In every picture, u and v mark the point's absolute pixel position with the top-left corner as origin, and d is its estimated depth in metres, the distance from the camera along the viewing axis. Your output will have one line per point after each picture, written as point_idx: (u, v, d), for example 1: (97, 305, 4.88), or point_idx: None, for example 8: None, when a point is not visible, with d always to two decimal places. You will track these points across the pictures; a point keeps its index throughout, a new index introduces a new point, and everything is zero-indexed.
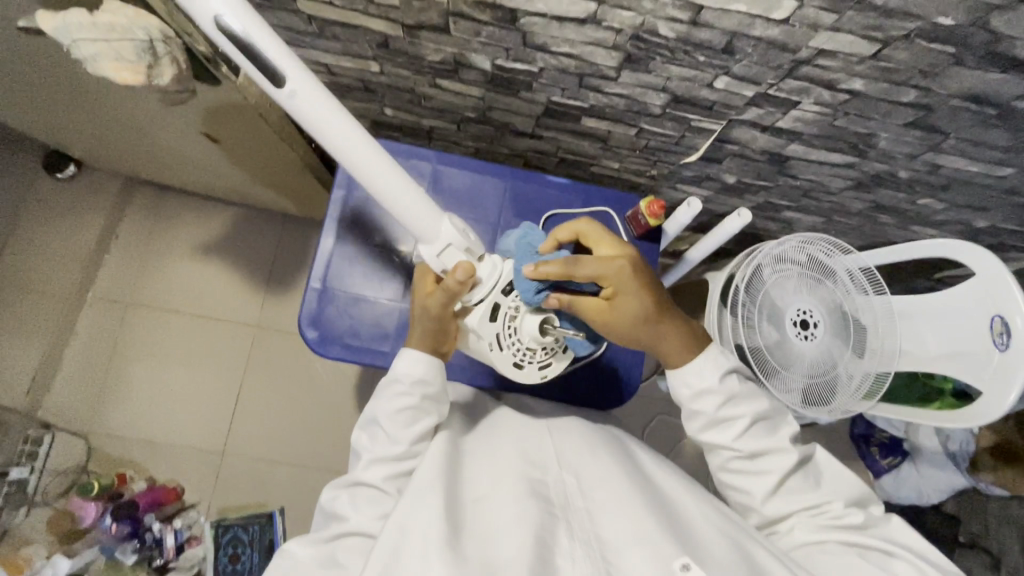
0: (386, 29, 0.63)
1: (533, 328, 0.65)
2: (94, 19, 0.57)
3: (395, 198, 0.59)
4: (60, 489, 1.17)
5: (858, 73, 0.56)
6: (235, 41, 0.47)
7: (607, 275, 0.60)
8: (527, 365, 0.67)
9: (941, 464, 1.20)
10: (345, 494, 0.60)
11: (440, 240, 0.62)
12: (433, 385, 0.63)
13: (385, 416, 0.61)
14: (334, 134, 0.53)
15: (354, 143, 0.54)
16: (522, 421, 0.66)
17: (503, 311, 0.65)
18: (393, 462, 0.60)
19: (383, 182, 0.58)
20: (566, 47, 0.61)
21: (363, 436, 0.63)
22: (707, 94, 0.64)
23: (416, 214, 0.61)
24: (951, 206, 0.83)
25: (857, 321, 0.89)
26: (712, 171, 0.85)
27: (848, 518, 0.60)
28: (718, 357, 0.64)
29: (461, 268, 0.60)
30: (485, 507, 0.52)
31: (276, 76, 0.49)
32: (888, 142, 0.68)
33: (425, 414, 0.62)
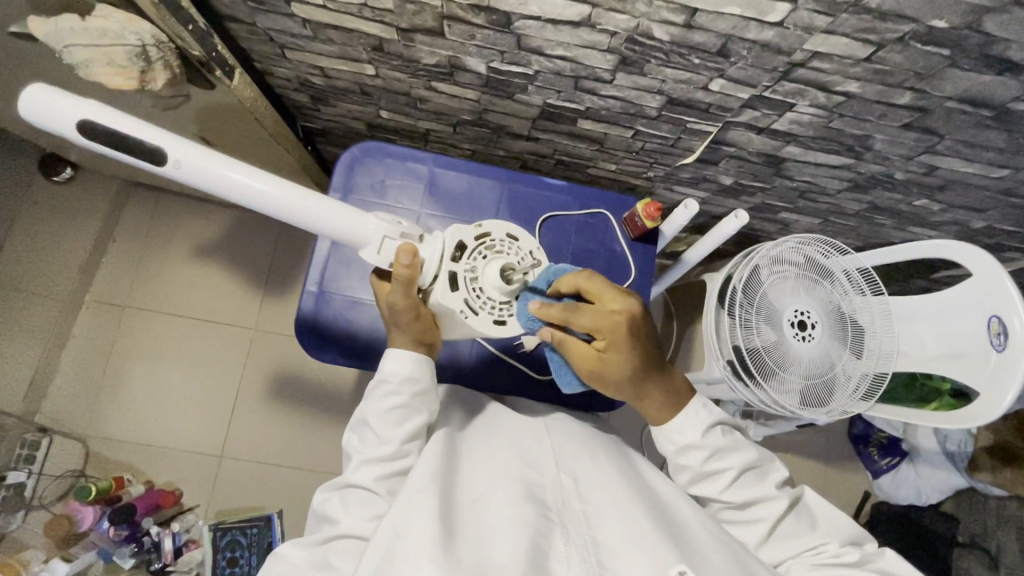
0: (380, 32, 0.63)
1: (495, 280, 0.60)
2: (87, 24, 0.56)
3: (309, 216, 0.58)
4: (58, 492, 1.18)
5: (853, 75, 0.56)
6: (112, 138, 0.52)
7: (600, 331, 0.57)
8: (510, 318, 0.61)
9: (940, 464, 1.22)
10: (337, 497, 0.59)
11: (373, 238, 0.60)
12: (421, 381, 0.62)
13: (375, 417, 0.61)
14: (220, 180, 0.55)
15: (239, 177, 0.55)
16: (518, 421, 0.66)
17: (461, 277, 0.60)
18: (383, 462, 0.60)
19: (282, 196, 0.57)
20: (561, 50, 0.60)
21: (354, 438, 0.62)
22: (702, 96, 0.64)
23: (337, 225, 0.59)
24: (948, 207, 0.83)
25: (855, 321, 0.89)
26: (708, 173, 0.85)
27: (844, 556, 0.59)
28: (702, 411, 0.63)
29: (404, 251, 0.58)
30: (482, 510, 0.51)
31: (152, 150, 0.53)
32: (884, 144, 0.68)
33: (415, 412, 0.62)
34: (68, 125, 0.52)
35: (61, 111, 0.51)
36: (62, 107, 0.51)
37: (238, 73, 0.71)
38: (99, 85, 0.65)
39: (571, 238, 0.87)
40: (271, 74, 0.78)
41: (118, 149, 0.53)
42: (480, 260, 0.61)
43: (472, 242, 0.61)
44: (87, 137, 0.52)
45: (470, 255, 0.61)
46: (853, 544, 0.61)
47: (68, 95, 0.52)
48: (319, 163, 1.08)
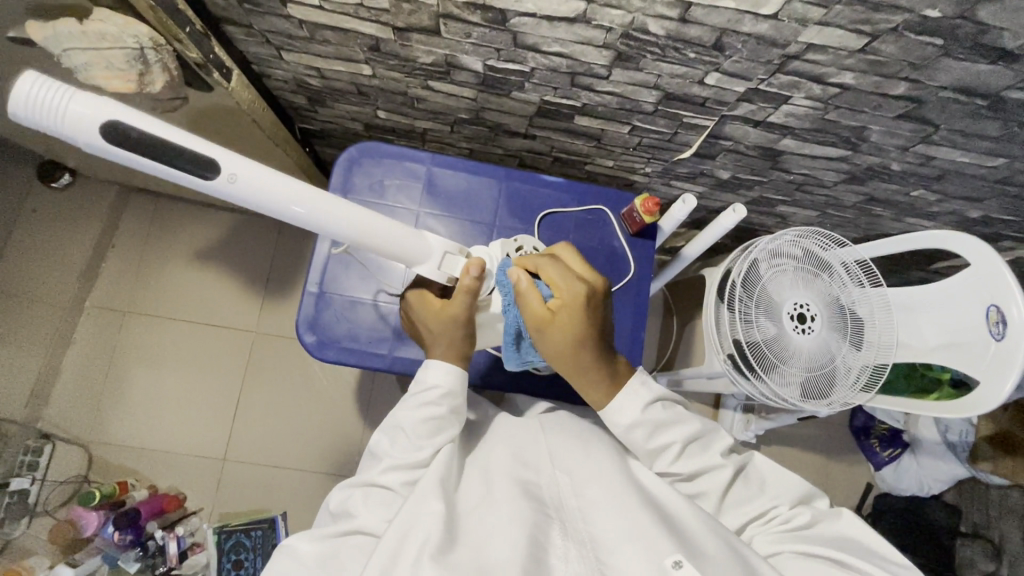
0: (377, 32, 0.63)
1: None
2: (84, 28, 0.56)
3: (367, 236, 0.52)
4: (61, 500, 1.17)
5: (848, 66, 0.56)
6: (142, 142, 0.42)
7: (565, 286, 0.61)
8: None
9: (942, 455, 1.22)
10: (359, 493, 0.59)
11: (435, 253, 0.59)
12: (458, 396, 0.63)
13: (411, 425, 0.60)
14: (281, 192, 0.47)
15: (301, 189, 0.48)
16: (517, 420, 0.66)
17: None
18: (408, 469, 0.59)
19: (345, 213, 0.51)
20: (557, 47, 0.61)
21: (384, 440, 0.61)
22: (699, 90, 0.65)
23: (397, 242, 0.54)
24: (944, 197, 0.83)
25: (854, 313, 0.90)
26: (705, 167, 0.85)
27: (795, 520, 0.59)
28: (641, 389, 0.63)
29: (474, 264, 0.59)
30: (480, 510, 0.52)
31: (201, 160, 0.44)
32: (879, 135, 0.68)
33: (449, 425, 0.61)
34: (82, 126, 0.40)
35: (75, 108, 0.40)
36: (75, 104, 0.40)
37: (235, 75, 0.71)
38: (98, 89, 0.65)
39: (569, 235, 0.87)
40: (268, 76, 0.78)
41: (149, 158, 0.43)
42: None
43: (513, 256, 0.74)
44: (107, 140, 0.41)
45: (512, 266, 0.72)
46: (803, 504, 0.61)
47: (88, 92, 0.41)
48: (318, 165, 1.08)
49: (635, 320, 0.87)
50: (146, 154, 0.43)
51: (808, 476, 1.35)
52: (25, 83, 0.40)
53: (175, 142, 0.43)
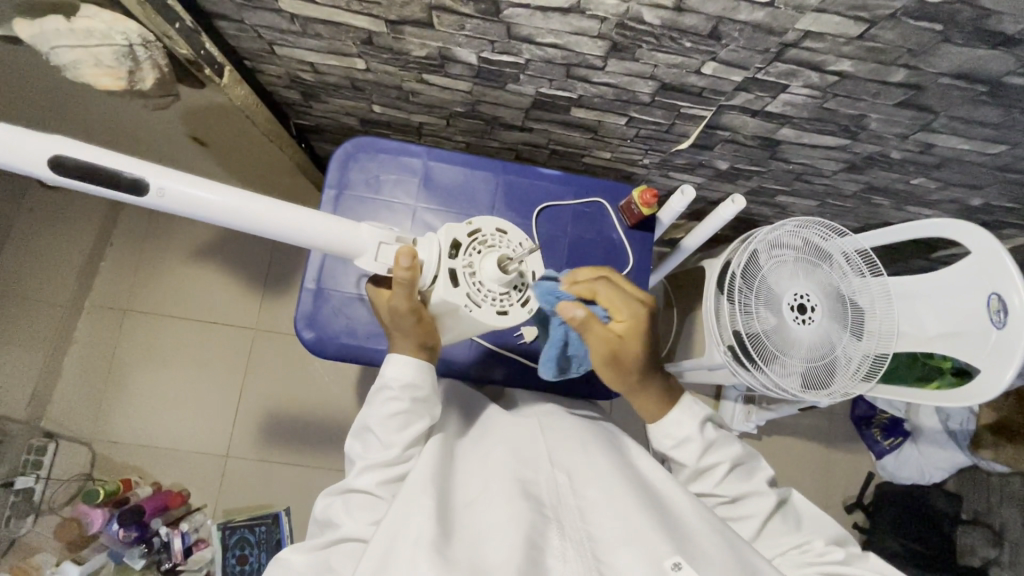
0: (369, 25, 0.63)
1: (493, 270, 0.57)
2: (73, 25, 0.55)
3: (296, 232, 0.57)
4: (66, 497, 1.18)
5: (846, 54, 0.55)
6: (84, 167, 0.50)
7: (623, 311, 0.63)
8: (512, 308, 0.58)
9: (942, 443, 1.23)
10: (338, 502, 0.60)
11: (367, 247, 0.60)
12: (423, 388, 0.61)
13: (377, 424, 0.60)
14: (207, 201, 0.53)
15: (224, 196, 0.54)
16: (515, 420, 0.66)
17: (458, 273, 0.58)
18: (384, 468, 0.60)
19: (271, 214, 0.56)
20: (551, 38, 0.60)
21: (356, 445, 0.62)
22: (696, 80, 0.64)
23: (330, 236, 0.58)
24: (945, 184, 0.83)
25: (854, 303, 0.90)
26: (703, 157, 0.85)
27: (830, 555, 0.59)
28: (694, 407, 0.66)
29: (403, 254, 0.58)
30: (477, 510, 0.51)
31: (134, 180, 0.51)
32: (879, 123, 0.68)
33: (416, 418, 0.61)
34: (31, 161, 0.48)
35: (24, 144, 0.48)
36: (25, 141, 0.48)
37: (227, 71, 0.71)
38: (88, 88, 0.65)
39: (568, 226, 0.87)
40: (261, 71, 0.78)
41: (93, 182, 0.50)
42: (476, 254, 0.59)
43: (466, 238, 0.59)
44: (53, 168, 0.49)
45: (465, 251, 0.59)
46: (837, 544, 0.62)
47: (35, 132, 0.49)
48: (315, 161, 1.07)
49: None
50: (90, 180, 0.50)
51: (809, 465, 1.36)
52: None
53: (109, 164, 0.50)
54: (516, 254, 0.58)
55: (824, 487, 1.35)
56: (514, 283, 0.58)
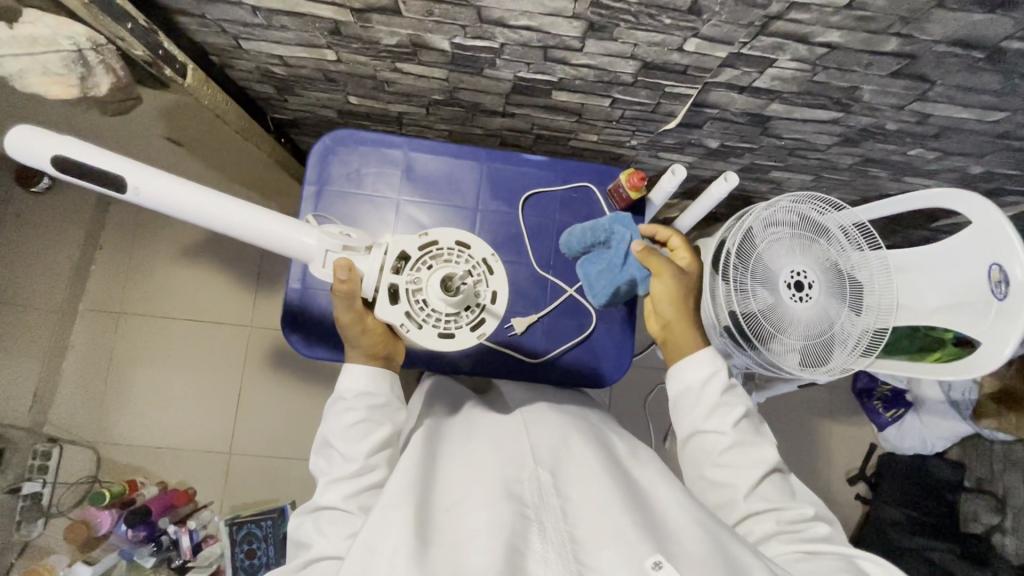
0: (335, 15, 0.60)
1: (439, 292, 0.60)
2: (16, 32, 0.52)
3: (258, 232, 0.59)
4: (74, 499, 1.19)
5: (834, 24, 0.52)
6: (76, 165, 0.55)
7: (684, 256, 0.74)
8: (456, 328, 0.61)
9: (944, 413, 1.23)
10: (309, 519, 0.58)
11: (316, 255, 0.60)
12: (379, 395, 0.62)
13: (337, 437, 0.60)
14: (184, 201, 0.57)
15: (197, 197, 0.57)
16: (498, 424, 0.65)
17: (402, 289, 0.60)
18: (350, 481, 0.58)
19: (238, 222, 0.59)
20: (524, 20, 0.57)
21: (321, 461, 0.62)
22: (679, 58, 0.61)
23: (285, 238, 0.60)
24: (943, 154, 0.80)
25: (853, 278, 0.88)
26: (693, 136, 0.82)
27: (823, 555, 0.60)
28: (698, 404, 0.67)
29: (340, 267, 0.58)
30: (459, 515, 0.50)
31: (116, 178, 0.55)
32: (873, 94, 0.65)
33: (378, 424, 0.61)
34: (35, 154, 0.55)
35: (32, 145, 0.54)
36: (30, 141, 0.54)
37: (191, 70, 0.67)
38: (39, 97, 0.62)
39: (556, 214, 0.84)
40: (230, 67, 0.75)
41: (85, 179, 0.56)
42: (424, 271, 0.60)
43: (417, 252, 0.61)
44: (54, 167, 0.55)
45: (413, 266, 0.61)
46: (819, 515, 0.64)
47: (43, 130, 0.55)
48: (297, 155, 1.05)
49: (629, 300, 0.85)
50: (82, 176, 0.56)
51: (811, 440, 1.36)
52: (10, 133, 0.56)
53: (96, 164, 0.55)
54: (466, 275, 0.61)
55: (827, 461, 1.36)
56: (460, 306, 0.60)
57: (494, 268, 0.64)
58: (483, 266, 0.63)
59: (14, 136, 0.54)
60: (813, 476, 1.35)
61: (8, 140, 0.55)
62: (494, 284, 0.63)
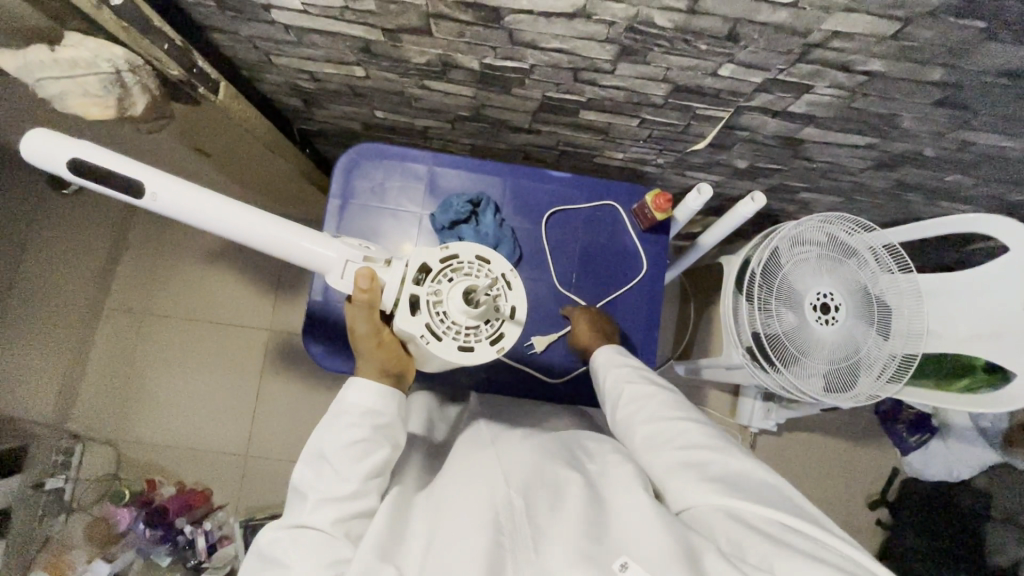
0: (366, 34, 0.60)
1: (458, 303, 0.57)
2: (56, 55, 0.53)
3: (278, 242, 0.59)
4: (94, 496, 1.21)
5: (878, 53, 0.51)
6: (92, 169, 0.54)
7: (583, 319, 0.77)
8: (474, 342, 0.58)
9: (971, 441, 1.20)
10: (287, 537, 0.53)
11: (335, 266, 0.59)
12: (384, 415, 0.59)
13: (336, 453, 0.56)
14: (201, 209, 0.57)
15: (212, 203, 0.57)
16: (470, 443, 0.63)
17: (422, 300, 0.58)
18: (342, 503, 0.55)
19: (257, 230, 0.58)
20: (555, 43, 0.57)
21: (309, 474, 0.57)
22: (712, 82, 0.60)
23: (304, 249, 0.59)
24: (982, 181, 0.77)
25: (881, 301, 0.85)
26: (722, 157, 0.80)
27: (770, 526, 0.49)
28: (649, 407, 0.62)
29: (361, 276, 0.57)
30: (436, 554, 0.48)
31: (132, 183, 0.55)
32: (913, 122, 0.63)
33: (378, 447, 0.57)
34: (51, 160, 0.54)
35: (50, 150, 0.54)
36: (47, 145, 0.54)
37: (223, 87, 0.68)
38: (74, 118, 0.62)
39: (579, 231, 0.84)
40: (261, 80, 0.76)
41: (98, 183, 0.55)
42: (445, 283, 0.58)
43: (437, 264, 0.59)
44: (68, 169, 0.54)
45: (433, 277, 0.59)
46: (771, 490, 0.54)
47: (57, 134, 0.55)
48: (322, 165, 1.06)
49: (649, 320, 0.84)
50: (94, 180, 0.55)
51: (831, 461, 1.34)
52: (23, 138, 0.55)
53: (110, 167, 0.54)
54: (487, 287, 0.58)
55: (846, 483, 1.33)
56: (481, 318, 0.58)
57: (514, 283, 0.60)
58: (503, 281, 0.60)
59: (31, 140, 0.54)
60: (832, 499, 1.32)
61: (23, 144, 0.54)
62: (513, 298, 0.60)
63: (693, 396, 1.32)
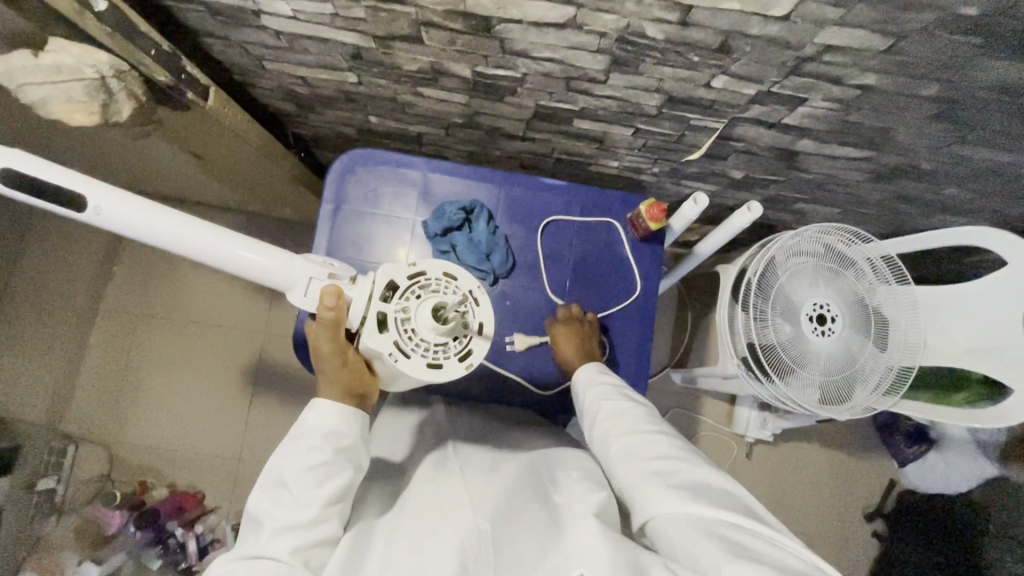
0: (357, 41, 0.60)
1: (426, 320, 0.56)
2: (40, 61, 0.53)
3: (229, 259, 0.57)
4: (87, 496, 1.21)
5: (871, 68, 0.50)
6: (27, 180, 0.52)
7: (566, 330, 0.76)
8: (443, 359, 0.56)
9: (969, 453, 1.18)
10: (242, 567, 0.51)
11: (299, 281, 0.58)
12: (347, 437, 0.58)
13: (294, 479, 0.55)
14: (150, 223, 0.55)
15: (162, 217, 0.55)
16: (437, 468, 0.62)
17: (389, 317, 0.57)
18: (301, 530, 0.53)
19: (211, 244, 0.56)
20: (549, 53, 0.56)
21: (265, 503, 0.55)
22: (705, 93, 0.59)
23: (258, 265, 0.57)
24: (980, 194, 0.77)
25: (878, 312, 0.84)
26: (717, 167, 0.80)
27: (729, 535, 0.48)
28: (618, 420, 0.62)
29: (326, 294, 0.56)
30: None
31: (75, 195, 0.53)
32: (909, 135, 0.62)
33: (339, 471, 0.56)
34: None
35: None
36: None
37: (213, 91, 0.68)
38: (62, 122, 0.61)
39: (572, 239, 0.83)
40: (253, 85, 0.75)
41: (35, 195, 0.53)
42: (412, 300, 0.57)
43: (404, 280, 0.58)
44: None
45: (401, 294, 0.57)
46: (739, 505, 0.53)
47: None
48: (318, 169, 1.05)
49: (643, 329, 0.83)
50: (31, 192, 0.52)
51: (827, 471, 1.32)
52: None
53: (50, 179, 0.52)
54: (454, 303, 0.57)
55: (842, 494, 1.32)
56: (449, 334, 0.56)
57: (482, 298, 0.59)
58: (472, 297, 0.58)
59: None
60: (828, 510, 1.31)
61: None
62: (482, 314, 0.58)
63: (689, 405, 1.31)
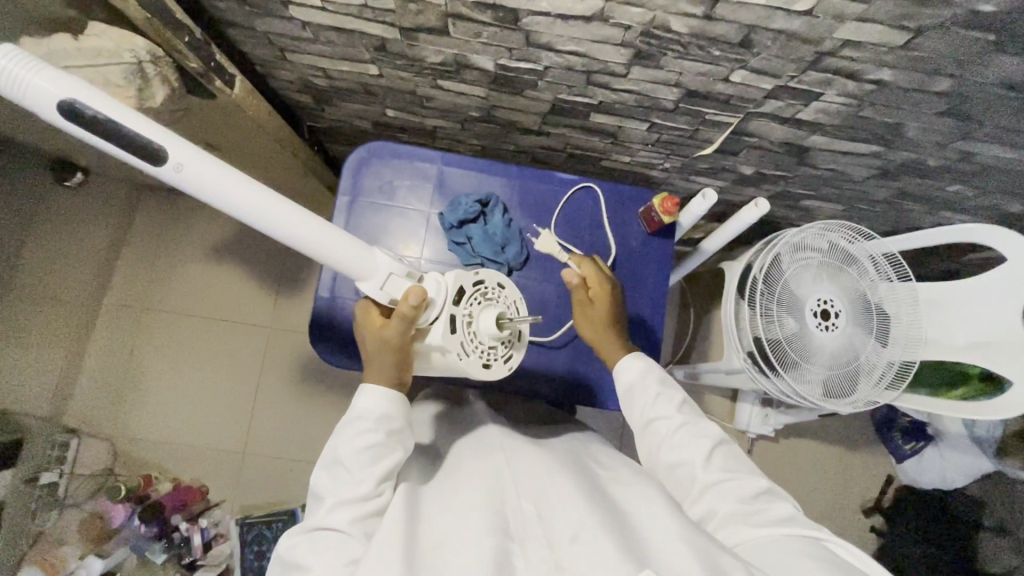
0: (383, 32, 0.61)
1: (490, 326, 0.59)
2: (80, 45, 0.56)
3: (315, 239, 0.52)
4: (89, 491, 1.20)
5: (886, 63, 0.52)
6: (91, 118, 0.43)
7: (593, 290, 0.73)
8: (494, 363, 0.61)
9: (966, 449, 1.17)
10: (304, 541, 0.53)
11: (379, 273, 0.57)
12: (397, 420, 0.59)
13: (347, 457, 0.55)
14: (232, 191, 0.48)
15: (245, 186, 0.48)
16: (481, 454, 0.62)
17: (459, 319, 0.59)
18: (358, 504, 0.54)
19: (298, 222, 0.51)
20: (571, 45, 0.57)
21: (324, 480, 0.56)
22: (723, 88, 0.61)
23: (346, 252, 0.54)
24: (983, 192, 0.79)
25: (880, 307, 0.86)
26: (728, 162, 0.82)
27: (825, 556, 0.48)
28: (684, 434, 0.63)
29: (414, 293, 0.55)
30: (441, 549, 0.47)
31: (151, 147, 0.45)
32: (917, 131, 0.64)
33: (389, 452, 0.57)
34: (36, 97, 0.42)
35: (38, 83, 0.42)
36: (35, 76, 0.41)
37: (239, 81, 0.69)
38: None
39: (585, 234, 0.84)
40: (273, 76, 0.76)
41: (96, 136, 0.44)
42: (476, 306, 0.60)
43: (471, 287, 0.60)
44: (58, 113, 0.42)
45: (467, 300, 0.60)
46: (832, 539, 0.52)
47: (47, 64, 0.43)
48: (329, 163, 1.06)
49: (653, 323, 0.85)
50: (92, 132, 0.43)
51: (827, 465, 1.35)
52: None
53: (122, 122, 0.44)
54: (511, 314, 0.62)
55: (841, 488, 1.34)
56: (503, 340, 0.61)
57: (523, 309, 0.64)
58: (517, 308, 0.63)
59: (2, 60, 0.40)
60: (828, 503, 1.33)
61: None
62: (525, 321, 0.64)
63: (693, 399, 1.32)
